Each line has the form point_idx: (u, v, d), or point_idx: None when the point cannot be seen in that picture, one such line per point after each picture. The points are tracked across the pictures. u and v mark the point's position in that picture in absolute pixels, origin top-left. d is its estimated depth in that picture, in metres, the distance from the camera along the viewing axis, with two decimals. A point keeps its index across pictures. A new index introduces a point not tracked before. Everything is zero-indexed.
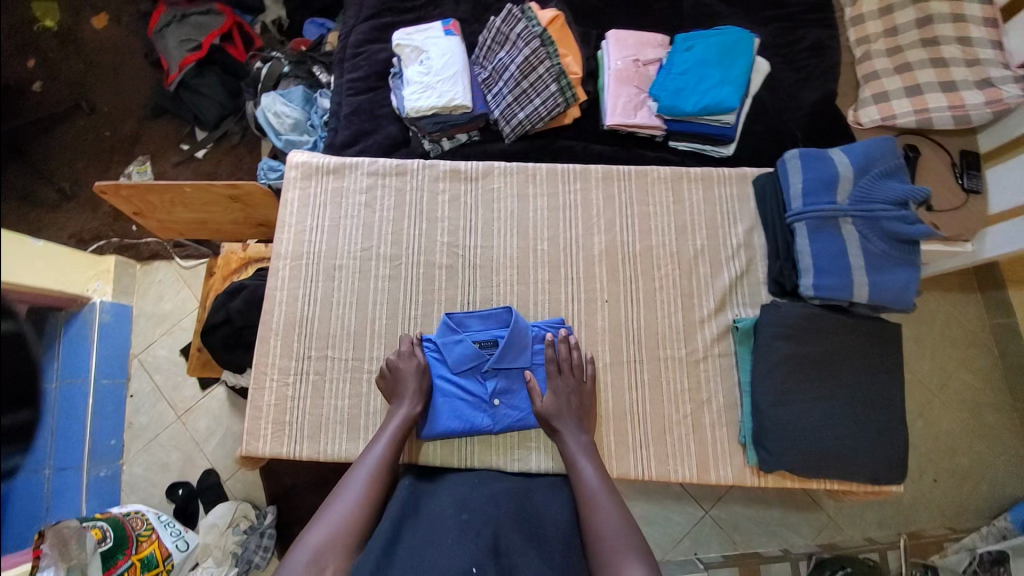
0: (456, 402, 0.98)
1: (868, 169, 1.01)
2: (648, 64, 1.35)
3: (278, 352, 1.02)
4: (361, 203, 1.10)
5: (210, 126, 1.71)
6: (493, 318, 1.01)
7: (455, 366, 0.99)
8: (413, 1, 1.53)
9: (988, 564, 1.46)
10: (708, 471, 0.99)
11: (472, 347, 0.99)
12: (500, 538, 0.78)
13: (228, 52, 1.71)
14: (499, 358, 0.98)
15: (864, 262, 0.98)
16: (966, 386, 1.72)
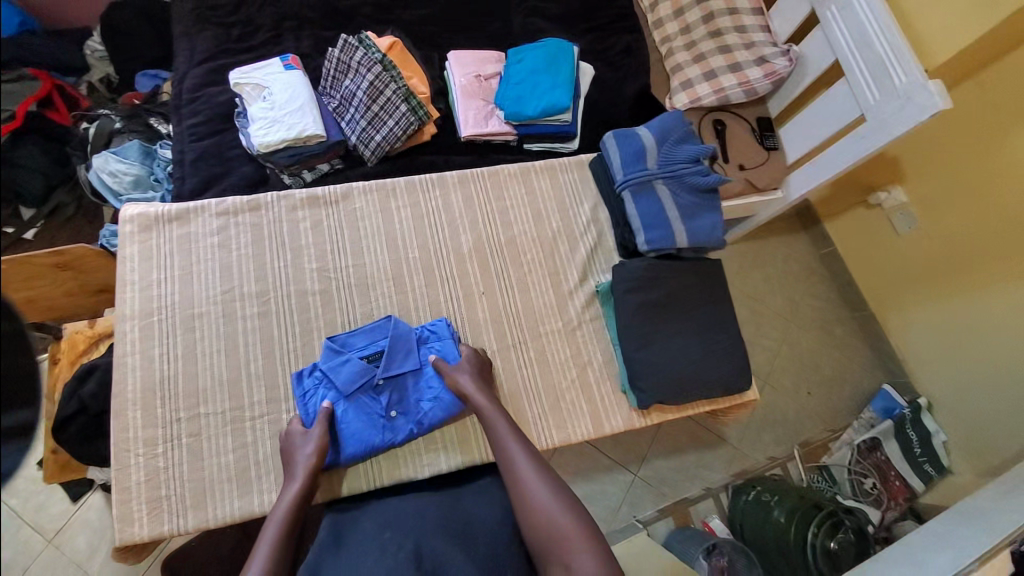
0: (350, 424, 0.91)
1: (667, 137, 1.03)
2: (489, 78, 1.44)
3: (140, 423, 0.89)
4: (216, 245, 0.99)
5: (36, 201, 1.43)
6: (377, 330, 0.96)
7: (344, 388, 0.92)
8: (251, 40, 1.48)
9: (866, 450, 1.80)
10: (602, 425, 0.98)
11: (360, 364, 0.93)
12: (423, 547, 0.74)
13: (48, 117, 1.47)
14: (388, 368, 0.93)
15: (681, 215, 1.00)
16: (814, 308, 2.08)
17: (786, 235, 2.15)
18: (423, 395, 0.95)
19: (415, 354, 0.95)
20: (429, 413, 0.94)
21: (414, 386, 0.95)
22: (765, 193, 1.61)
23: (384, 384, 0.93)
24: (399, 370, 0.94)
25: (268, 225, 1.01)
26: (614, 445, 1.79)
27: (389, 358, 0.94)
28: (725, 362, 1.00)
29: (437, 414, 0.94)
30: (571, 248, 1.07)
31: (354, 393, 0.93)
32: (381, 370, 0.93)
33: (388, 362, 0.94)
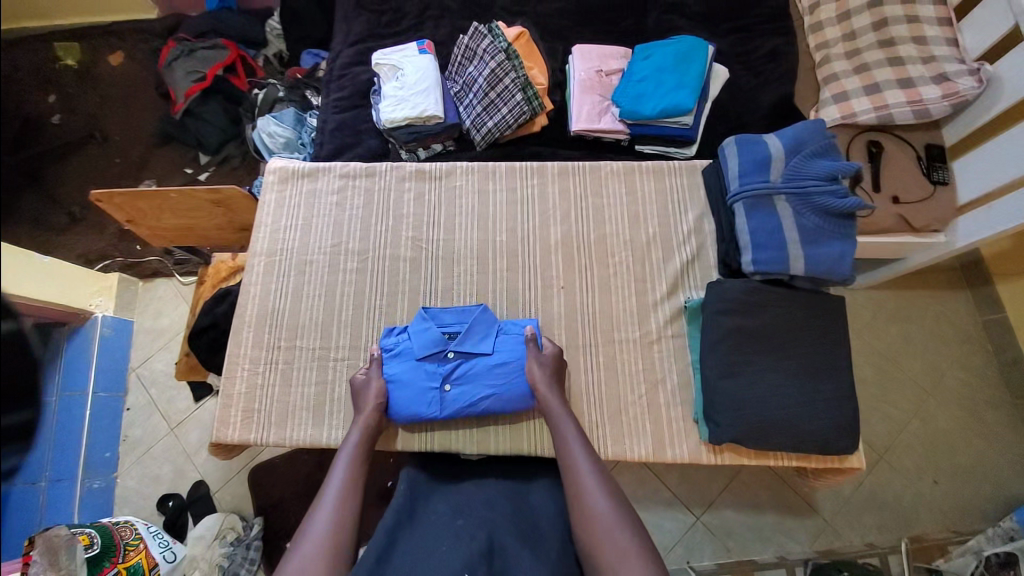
0: (407, 387, 0.92)
1: (800, 149, 0.90)
2: (611, 74, 1.40)
3: (250, 342, 1.02)
4: (333, 202, 1.09)
5: (212, 151, 1.77)
6: (469, 313, 0.97)
7: (419, 351, 0.93)
8: (397, 26, 1.61)
9: (997, 568, 1.36)
10: (664, 451, 0.91)
11: (439, 334, 0.94)
12: (494, 539, 0.69)
13: (230, 81, 1.78)
14: (463, 342, 0.93)
15: (798, 235, 0.87)
16: (961, 383, 1.72)
17: (941, 290, 1.80)
18: (486, 377, 0.92)
19: (493, 336, 0.95)
20: (484, 397, 0.91)
21: (482, 366, 0.93)
22: (922, 234, 1.35)
23: (455, 356, 0.93)
24: (473, 346, 0.93)
25: (379, 191, 1.09)
26: (679, 479, 1.64)
27: (467, 333, 0.93)
28: (828, 412, 0.86)
29: (494, 401, 0.91)
30: (665, 257, 1.00)
31: (423, 358, 0.94)
32: (457, 342, 0.93)
33: (465, 336, 0.93)
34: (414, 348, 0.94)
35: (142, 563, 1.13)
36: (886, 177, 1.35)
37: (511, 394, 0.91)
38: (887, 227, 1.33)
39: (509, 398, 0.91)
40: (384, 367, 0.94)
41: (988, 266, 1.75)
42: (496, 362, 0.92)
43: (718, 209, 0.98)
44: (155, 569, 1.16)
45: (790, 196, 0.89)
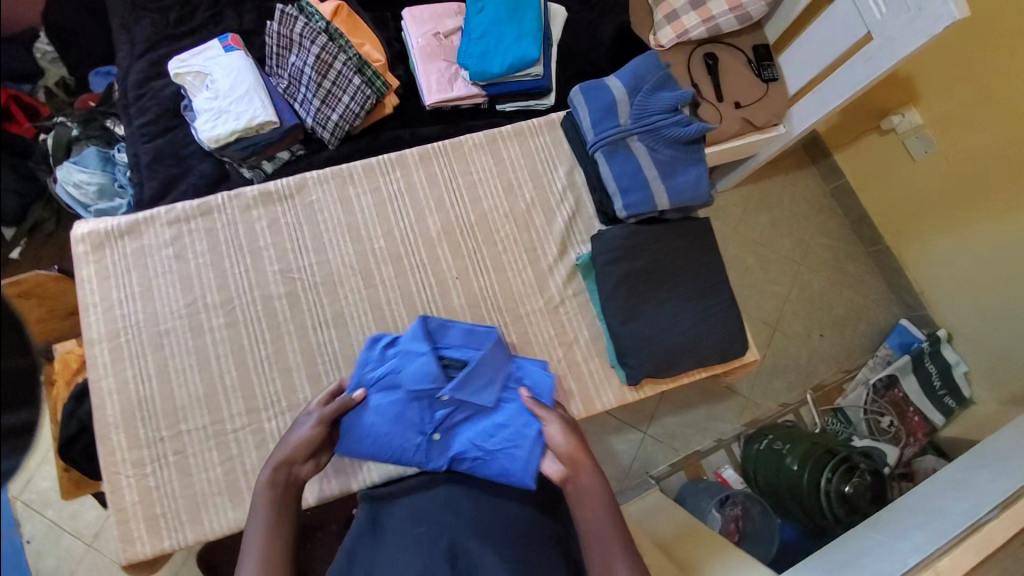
0: (375, 437, 0.85)
1: (640, 86, 0.93)
2: (450, 36, 1.31)
3: (125, 446, 0.88)
4: (172, 257, 0.94)
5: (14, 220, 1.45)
6: (475, 336, 0.90)
7: (411, 383, 0.86)
8: (188, 23, 1.37)
9: (881, 390, 1.78)
10: (595, 403, 0.94)
11: (434, 365, 0.87)
12: (457, 546, 0.73)
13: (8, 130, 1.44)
14: (469, 385, 0.86)
15: (658, 170, 0.90)
16: (825, 247, 1.99)
17: (792, 173, 2.03)
18: (490, 428, 0.86)
19: (496, 376, 0.88)
20: (472, 457, 0.85)
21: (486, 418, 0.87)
22: (764, 131, 1.49)
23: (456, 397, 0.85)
24: (482, 387, 0.87)
25: (224, 230, 0.94)
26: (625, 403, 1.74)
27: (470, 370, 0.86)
28: (722, 326, 0.94)
29: (501, 459, 0.83)
30: (548, 219, 0.99)
31: (416, 399, 0.87)
32: (458, 384, 0.85)
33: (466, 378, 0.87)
34: (404, 380, 0.86)
35: None
36: (719, 86, 1.47)
37: (521, 453, 0.83)
38: (735, 132, 1.46)
39: (518, 459, 0.83)
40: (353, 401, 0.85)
41: (825, 140, 1.99)
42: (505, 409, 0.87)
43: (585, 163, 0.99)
44: None
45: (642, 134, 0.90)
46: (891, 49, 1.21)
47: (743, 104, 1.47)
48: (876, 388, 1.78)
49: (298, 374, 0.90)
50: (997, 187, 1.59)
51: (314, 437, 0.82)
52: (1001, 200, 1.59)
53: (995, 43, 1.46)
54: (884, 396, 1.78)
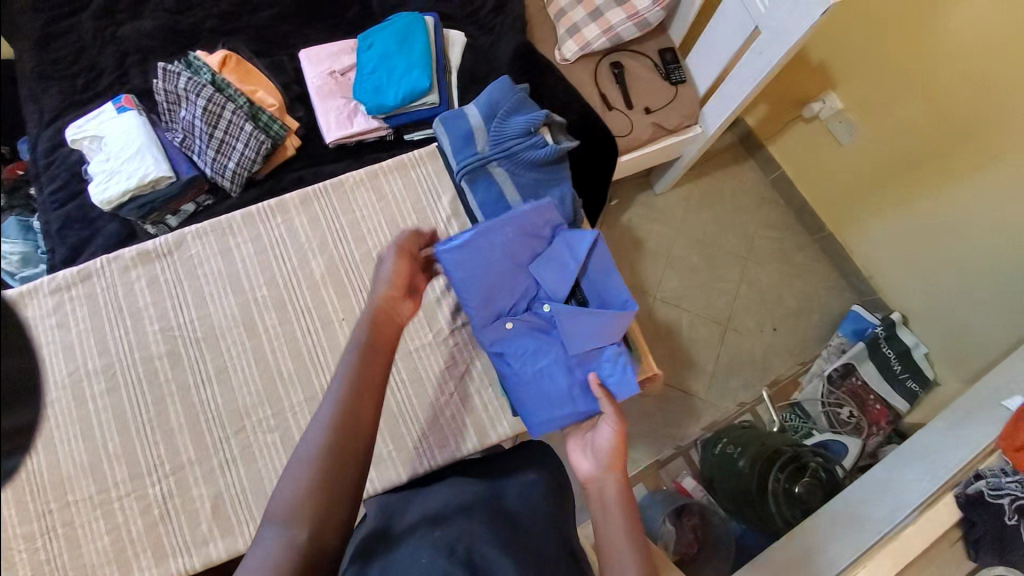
0: (525, 324, 0.98)
1: (495, 113, 1.02)
2: (347, 72, 1.32)
3: (14, 521, 0.84)
4: (53, 326, 0.93)
5: None
6: (618, 320, 0.97)
7: (515, 286, 0.99)
8: (70, 70, 1.29)
9: (839, 379, 1.65)
10: (488, 434, 0.99)
11: (563, 305, 0.98)
12: (475, 552, 0.69)
13: None
14: (586, 313, 0.97)
15: (520, 195, 1.01)
16: (773, 239, 1.85)
17: (730, 165, 1.91)
18: (535, 355, 0.97)
19: (596, 314, 0.97)
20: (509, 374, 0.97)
21: (559, 347, 0.98)
22: (678, 133, 1.47)
23: (556, 313, 0.97)
24: (584, 330, 0.96)
25: (103, 294, 0.94)
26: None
27: (597, 302, 1.01)
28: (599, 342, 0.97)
29: (534, 390, 0.96)
30: None
31: (494, 271, 0.97)
32: (568, 308, 0.96)
33: (560, 287, 0.99)
34: (509, 285, 0.98)
35: None
36: (629, 95, 1.45)
37: (563, 398, 0.96)
38: (647, 139, 1.45)
39: (562, 400, 0.96)
40: (496, 268, 0.97)
41: (755, 133, 1.87)
42: (572, 349, 0.96)
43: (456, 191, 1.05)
44: None
45: (500, 161, 1.00)
46: (779, 44, 1.18)
47: (653, 109, 1.46)
48: (832, 378, 1.66)
49: (182, 437, 0.89)
50: (925, 166, 1.48)
51: (402, 278, 0.81)
52: (931, 179, 1.48)
53: (905, 20, 1.37)
54: (841, 386, 1.65)
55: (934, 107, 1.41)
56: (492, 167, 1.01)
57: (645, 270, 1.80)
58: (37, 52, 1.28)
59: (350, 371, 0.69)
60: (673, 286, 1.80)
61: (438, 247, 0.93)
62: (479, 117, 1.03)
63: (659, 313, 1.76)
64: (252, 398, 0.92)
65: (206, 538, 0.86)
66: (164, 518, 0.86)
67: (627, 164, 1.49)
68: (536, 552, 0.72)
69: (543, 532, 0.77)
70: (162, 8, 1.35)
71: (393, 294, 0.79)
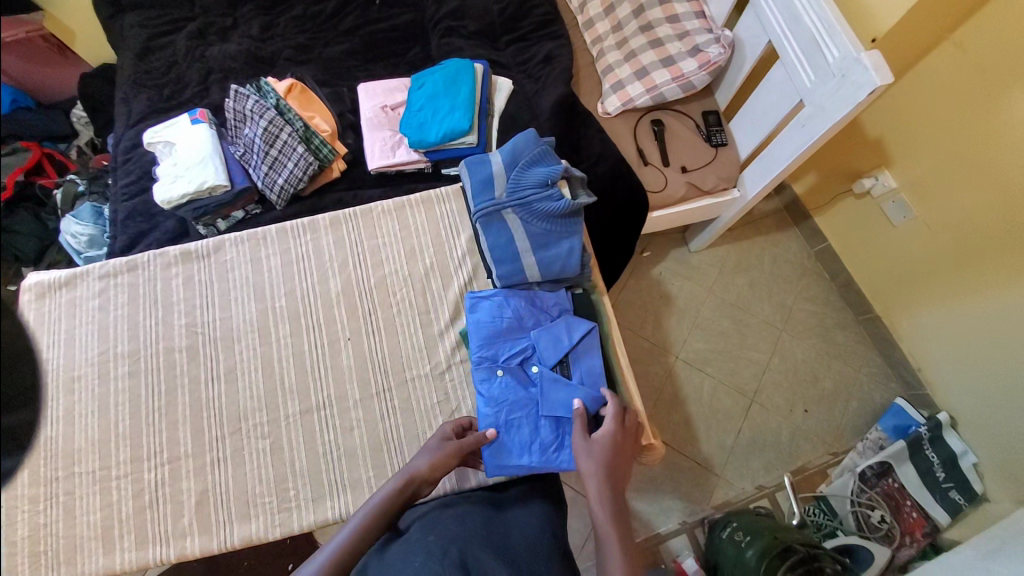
0: (513, 375, 0.97)
1: (517, 163, 1.06)
2: (397, 107, 1.41)
3: (25, 481, 0.92)
4: (95, 307, 1.02)
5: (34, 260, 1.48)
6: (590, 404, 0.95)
7: (506, 340, 0.99)
8: (163, 83, 1.46)
9: (874, 479, 1.50)
10: (469, 478, 0.99)
11: (550, 370, 0.97)
12: (467, 556, 0.73)
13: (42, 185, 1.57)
14: (567, 384, 0.96)
15: (529, 244, 1.02)
16: (810, 313, 1.76)
17: (774, 233, 1.85)
18: (512, 410, 0.95)
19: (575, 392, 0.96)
20: (488, 420, 0.95)
21: (537, 410, 0.96)
22: (714, 195, 1.45)
23: (540, 374, 0.97)
24: (561, 400, 0.95)
25: (143, 285, 1.04)
26: (579, 473, 1.45)
27: (582, 377, 0.98)
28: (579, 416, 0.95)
29: (504, 442, 0.93)
30: (444, 285, 1.06)
31: (493, 320, 0.99)
32: (554, 374, 0.96)
33: (552, 353, 0.98)
34: (501, 336, 0.99)
35: None
36: (667, 152, 1.45)
37: (530, 459, 0.93)
38: (680, 197, 1.43)
39: (528, 459, 0.93)
40: (494, 320, 0.99)
41: (803, 202, 1.81)
42: (546, 415, 0.94)
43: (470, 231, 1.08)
44: None
45: (515, 209, 1.02)
46: (822, 118, 1.14)
47: (690, 168, 1.44)
48: (865, 476, 1.50)
49: (183, 429, 0.94)
50: (999, 249, 1.33)
51: (436, 466, 0.88)
52: (1001, 271, 1.34)
53: (970, 106, 1.27)
54: (875, 486, 1.49)
55: (1003, 197, 1.28)
56: (506, 214, 1.03)
57: (668, 327, 1.74)
58: (138, 65, 1.46)
59: (364, 520, 0.80)
60: (698, 349, 1.73)
61: (465, 295, 1.02)
62: (502, 164, 1.06)
63: (679, 375, 1.69)
64: (252, 402, 0.96)
65: (185, 531, 0.89)
66: (152, 504, 0.90)
67: (658, 220, 1.48)
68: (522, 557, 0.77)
69: (524, 536, 0.82)
70: (247, 35, 1.52)
71: (425, 475, 0.87)
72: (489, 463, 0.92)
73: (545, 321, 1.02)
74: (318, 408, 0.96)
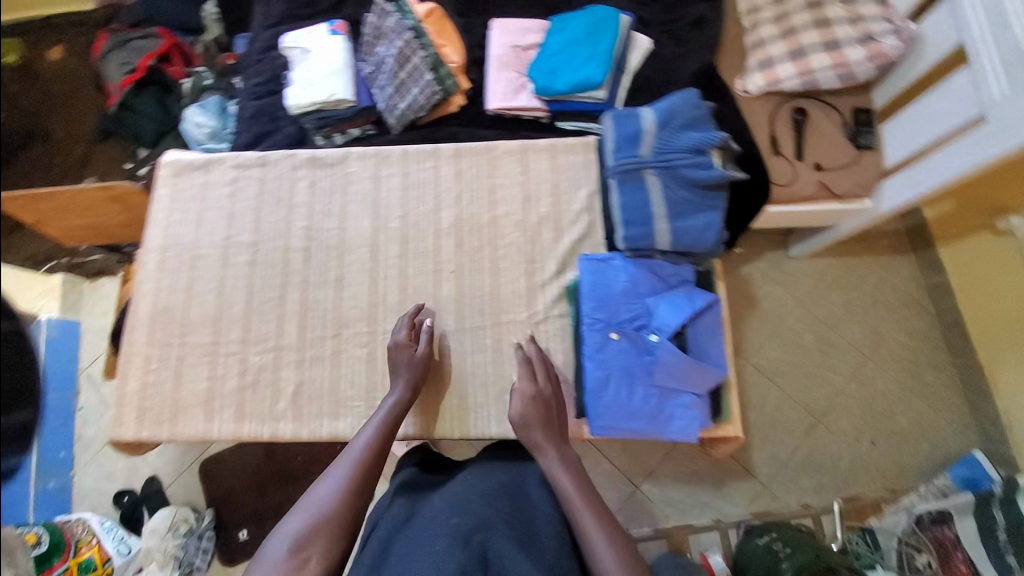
0: (622, 345, 0.93)
1: (669, 122, 0.99)
2: (528, 49, 1.35)
3: (145, 340, 1.01)
4: (225, 194, 1.07)
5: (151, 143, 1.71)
6: (702, 379, 0.92)
7: (621, 299, 0.95)
8: None
9: (928, 524, 1.35)
10: None
11: (671, 346, 0.92)
12: (488, 546, 0.73)
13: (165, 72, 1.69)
14: (686, 359, 0.91)
15: (665, 210, 0.97)
16: (902, 347, 1.63)
17: (884, 255, 1.69)
18: (624, 375, 0.93)
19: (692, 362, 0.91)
20: (595, 383, 0.92)
21: (648, 379, 0.93)
22: (845, 201, 1.32)
23: (659, 346, 0.92)
24: (677, 373, 0.91)
25: (271, 182, 1.07)
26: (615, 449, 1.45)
27: (697, 345, 0.94)
28: (701, 383, 0.92)
29: (610, 407, 0.92)
30: (556, 237, 1.03)
31: (612, 282, 0.95)
32: (674, 348, 0.91)
33: (673, 324, 0.92)
34: (616, 300, 0.95)
35: (93, 558, 1.40)
36: (804, 145, 1.33)
37: (636, 425, 0.92)
38: (807, 195, 1.32)
39: (632, 426, 0.92)
40: (614, 283, 0.96)
41: (929, 227, 1.64)
42: (658, 386, 0.91)
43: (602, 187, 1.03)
44: (108, 562, 1.42)
45: (658, 170, 0.97)
46: (1009, 135, 1.01)
47: (824, 166, 1.32)
48: (920, 519, 1.37)
49: (289, 323, 1.00)
50: None
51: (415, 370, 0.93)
52: None
53: None
54: (927, 531, 1.35)
55: None
56: (647, 172, 0.98)
57: (746, 329, 1.66)
58: None
59: (373, 433, 0.86)
60: (772, 357, 1.64)
61: (580, 256, 0.98)
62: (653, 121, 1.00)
63: (745, 379, 1.62)
64: (355, 311, 1.00)
65: (279, 415, 0.96)
66: (252, 386, 0.97)
67: (775, 215, 1.37)
68: (543, 554, 0.76)
69: (550, 520, 0.83)
70: None
71: (415, 383, 0.92)
72: (592, 416, 0.92)
73: (665, 290, 0.97)
74: (416, 330, 0.99)
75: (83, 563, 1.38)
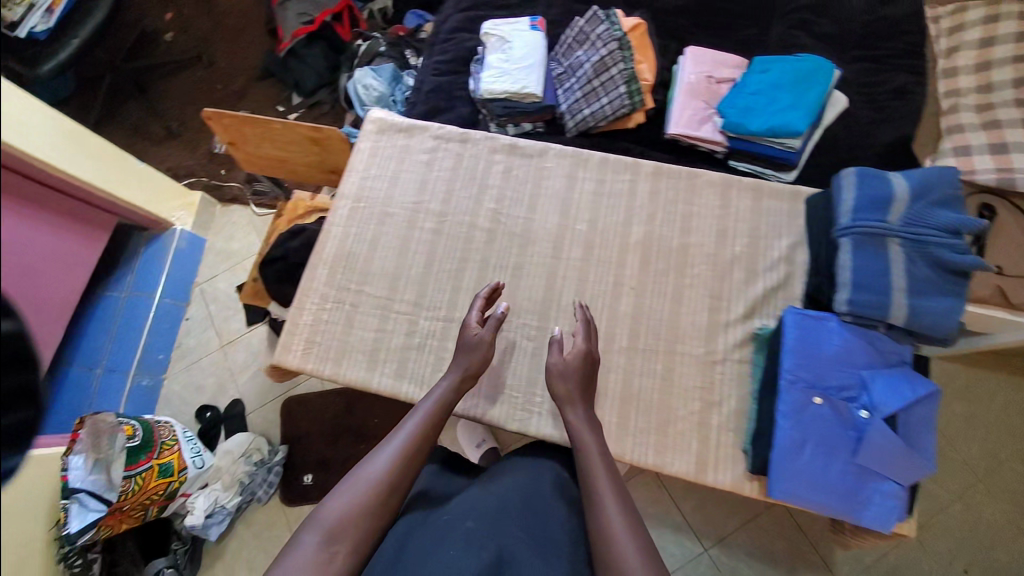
0: (824, 411, 0.89)
1: (925, 195, 0.94)
2: (722, 82, 1.33)
3: (324, 280, 1.05)
4: (423, 161, 1.11)
5: (306, 92, 1.80)
6: (909, 470, 0.85)
7: (830, 363, 0.91)
8: None
9: None
10: (705, 473, 0.93)
11: (885, 426, 0.86)
12: (505, 551, 0.68)
13: (335, 30, 1.78)
14: (899, 444, 0.85)
15: (907, 284, 0.91)
16: None
17: None
18: (822, 443, 0.88)
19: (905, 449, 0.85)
20: (787, 443, 0.88)
21: (849, 454, 0.88)
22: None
23: (870, 422, 0.86)
24: (887, 457, 0.85)
25: (469, 159, 1.11)
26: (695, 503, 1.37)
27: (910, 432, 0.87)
28: (905, 473, 0.86)
29: (799, 473, 0.87)
30: (748, 280, 1.03)
31: (823, 343, 0.92)
32: (887, 428, 0.85)
33: (890, 403, 0.87)
34: (822, 362, 0.91)
35: (172, 463, 1.27)
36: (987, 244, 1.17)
37: (825, 498, 0.87)
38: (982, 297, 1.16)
39: (819, 498, 0.87)
40: (824, 345, 0.92)
41: None
42: (858, 464, 0.87)
43: (821, 243, 1.01)
44: (183, 471, 1.29)
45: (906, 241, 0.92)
46: None
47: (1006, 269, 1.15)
48: None
49: (462, 298, 1.02)
50: None
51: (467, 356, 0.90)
52: None
53: None
54: None
55: None
56: (890, 240, 0.93)
57: None
58: None
59: (418, 420, 0.81)
60: None
61: (788, 308, 0.95)
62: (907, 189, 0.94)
63: None
64: (528, 302, 1.02)
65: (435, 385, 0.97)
66: (416, 349, 0.99)
67: None
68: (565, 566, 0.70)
69: (566, 529, 0.77)
70: None
71: (468, 373, 0.89)
72: (775, 475, 0.88)
73: (880, 366, 0.91)
74: (586, 336, 1.00)
75: (162, 467, 1.25)
